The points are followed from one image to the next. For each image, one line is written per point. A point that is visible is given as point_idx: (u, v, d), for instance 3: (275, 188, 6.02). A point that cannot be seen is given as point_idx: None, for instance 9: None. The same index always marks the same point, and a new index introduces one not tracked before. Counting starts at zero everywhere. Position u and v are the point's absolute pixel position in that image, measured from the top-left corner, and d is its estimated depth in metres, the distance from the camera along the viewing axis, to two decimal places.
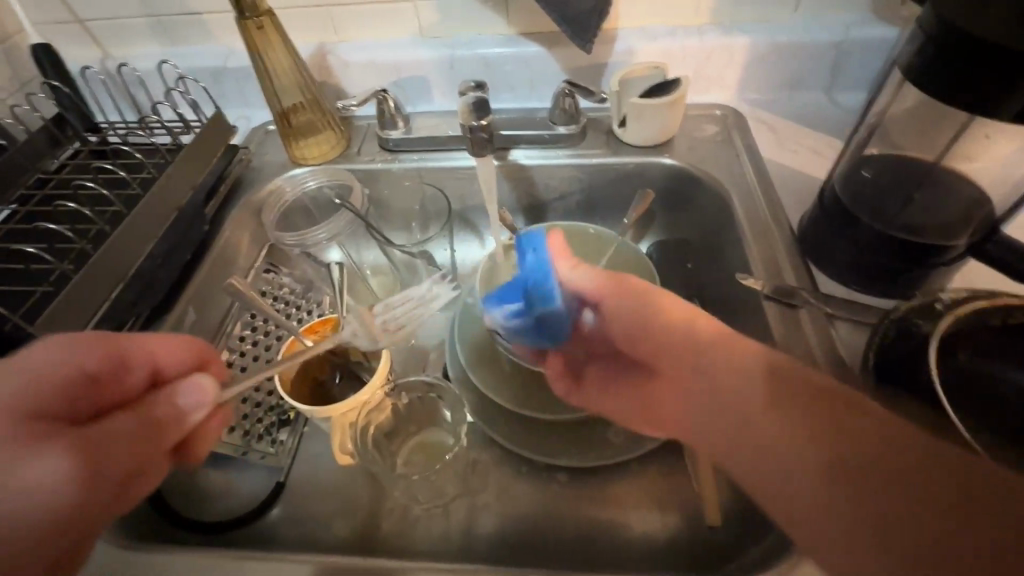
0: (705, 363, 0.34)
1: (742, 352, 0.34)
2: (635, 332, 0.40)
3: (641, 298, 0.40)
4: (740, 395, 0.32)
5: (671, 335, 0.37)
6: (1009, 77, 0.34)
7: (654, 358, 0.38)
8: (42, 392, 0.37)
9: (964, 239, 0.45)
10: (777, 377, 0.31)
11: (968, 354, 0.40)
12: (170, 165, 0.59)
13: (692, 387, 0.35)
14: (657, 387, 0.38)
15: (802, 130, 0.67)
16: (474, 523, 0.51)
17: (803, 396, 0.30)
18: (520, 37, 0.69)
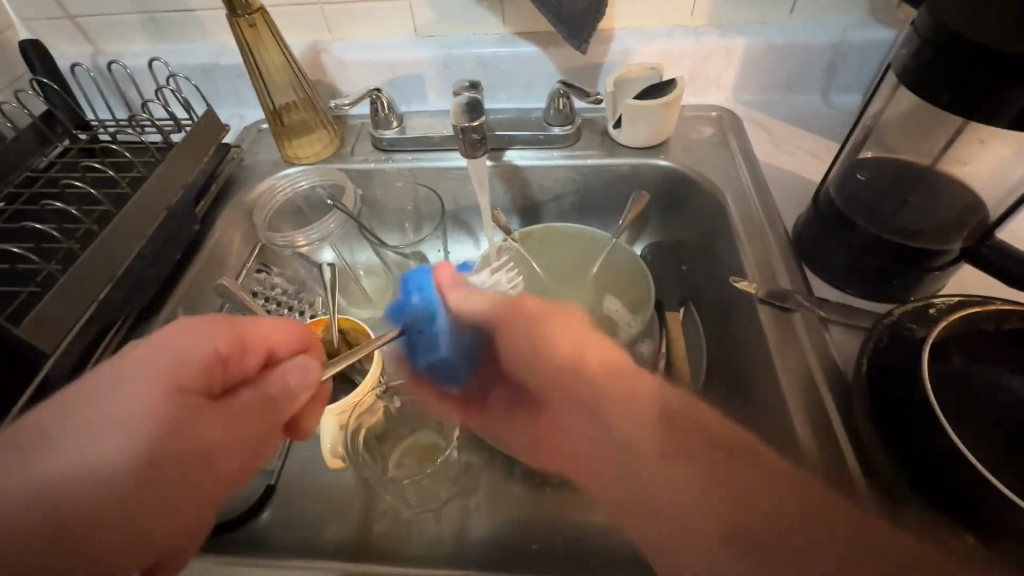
0: (603, 392, 0.38)
1: (635, 378, 0.39)
2: (547, 361, 0.43)
3: (529, 338, 0.44)
4: (637, 436, 0.36)
5: (582, 371, 0.40)
6: (1006, 80, 0.34)
7: (559, 385, 0.42)
8: (186, 366, 0.36)
9: (959, 243, 0.45)
10: (676, 415, 0.36)
11: (964, 358, 0.40)
12: (160, 164, 0.58)
13: (597, 417, 0.39)
14: (557, 415, 0.44)
15: (798, 133, 0.67)
16: (466, 526, 0.50)
17: (691, 431, 0.35)
18: (515, 37, 0.68)
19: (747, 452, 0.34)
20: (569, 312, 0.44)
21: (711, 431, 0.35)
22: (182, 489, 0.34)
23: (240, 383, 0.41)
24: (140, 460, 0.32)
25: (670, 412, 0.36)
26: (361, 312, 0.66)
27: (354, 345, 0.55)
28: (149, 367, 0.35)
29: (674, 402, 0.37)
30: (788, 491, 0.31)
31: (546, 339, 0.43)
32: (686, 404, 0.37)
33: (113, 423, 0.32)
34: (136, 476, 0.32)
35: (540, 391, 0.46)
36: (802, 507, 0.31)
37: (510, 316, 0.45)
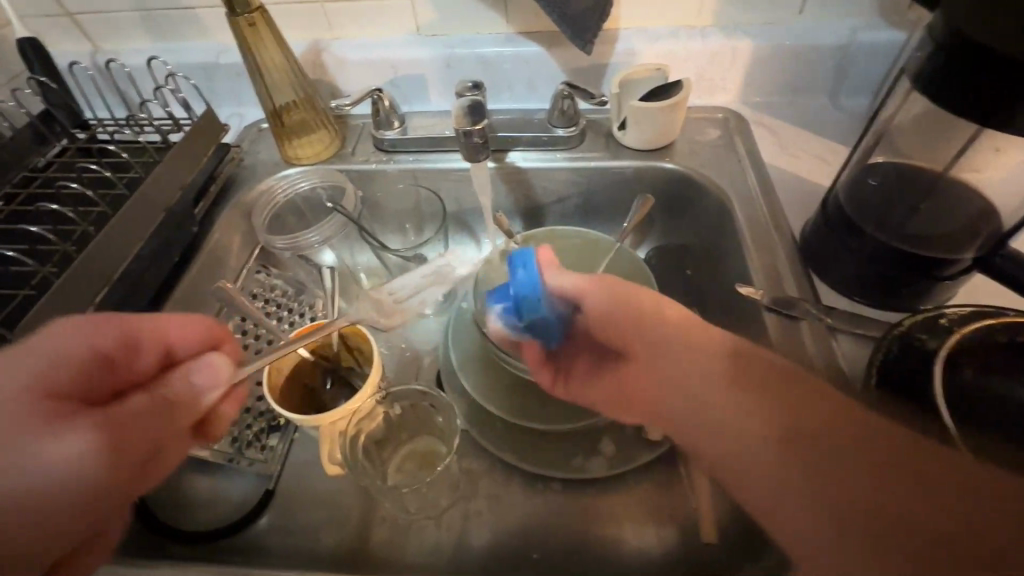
0: (668, 355, 0.37)
1: (708, 338, 0.37)
2: (616, 327, 0.41)
3: (603, 305, 0.41)
4: (709, 395, 0.34)
5: (652, 325, 0.39)
6: (1008, 87, 0.33)
7: (638, 346, 0.39)
8: (54, 375, 0.37)
9: (971, 252, 0.44)
10: (738, 372, 0.34)
11: (977, 370, 0.39)
12: (158, 164, 0.57)
13: (658, 375, 0.37)
14: (639, 379, 0.40)
15: (805, 135, 0.66)
16: (465, 535, 0.50)
17: (759, 386, 0.33)
18: (518, 37, 0.67)
19: (824, 396, 0.32)
20: (618, 281, 0.41)
21: (794, 378, 0.33)
22: (74, 497, 0.33)
23: (131, 385, 0.41)
24: (1, 463, 0.32)
25: (733, 362, 0.35)
26: None
27: (354, 349, 0.54)
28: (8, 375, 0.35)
29: (736, 357, 0.35)
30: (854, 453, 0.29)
31: (625, 300, 0.40)
32: (751, 356, 0.35)
33: None
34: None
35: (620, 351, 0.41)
36: (876, 468, 0.28)
37: (589, 287, 0.41)
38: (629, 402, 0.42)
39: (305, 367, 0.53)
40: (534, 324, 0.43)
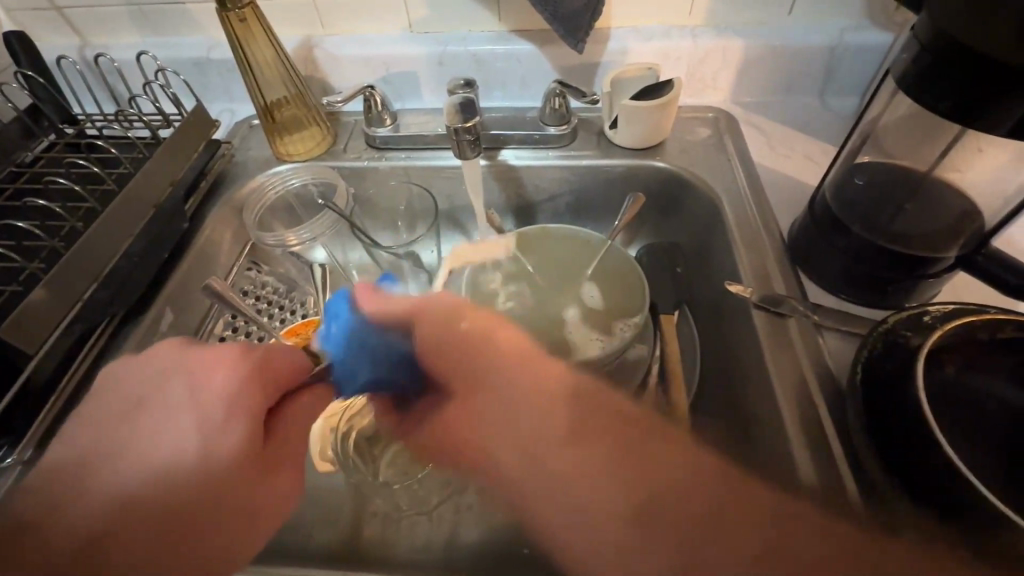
0: (517, 378, 0.43)
1: (549, 367, 0.44)
2: (443, 354, 0.46)
3: (459, 331, 0.45)
4: (549, 419, 0.41)
5: (490, 347, 0.44)
6: (1004, 89, 0.33)
7: (489, 382, 0.44)
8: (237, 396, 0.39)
9: (952, 253, 0.44)
10: (577, 399, 0.42)
11: (958, 367, 0.40)
12: (148, 160, 0.57)
13: (486, 412, 0.43)
14: (457, 407, 0.45)
15: (794, 135, 0.67)
16: (456, 531, 0.50)
17: (591, 413, 0.41)
18: (511, 35, 0.68)
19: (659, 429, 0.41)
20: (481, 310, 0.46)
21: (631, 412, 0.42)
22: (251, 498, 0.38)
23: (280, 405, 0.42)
24: (216, 478, 0.36)
25: (578, 390, 0.43)
26: None
27: None
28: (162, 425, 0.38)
29: (585, 384, 0.43)
30: (687, 472, 0.38)
31: (461, 321, 0.45)
32: (593, 390, 0.43)
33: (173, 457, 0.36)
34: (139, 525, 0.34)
35: (444, 382, 0.47)
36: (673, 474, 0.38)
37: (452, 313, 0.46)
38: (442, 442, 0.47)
39: None
40: (338, 367, 0.47)
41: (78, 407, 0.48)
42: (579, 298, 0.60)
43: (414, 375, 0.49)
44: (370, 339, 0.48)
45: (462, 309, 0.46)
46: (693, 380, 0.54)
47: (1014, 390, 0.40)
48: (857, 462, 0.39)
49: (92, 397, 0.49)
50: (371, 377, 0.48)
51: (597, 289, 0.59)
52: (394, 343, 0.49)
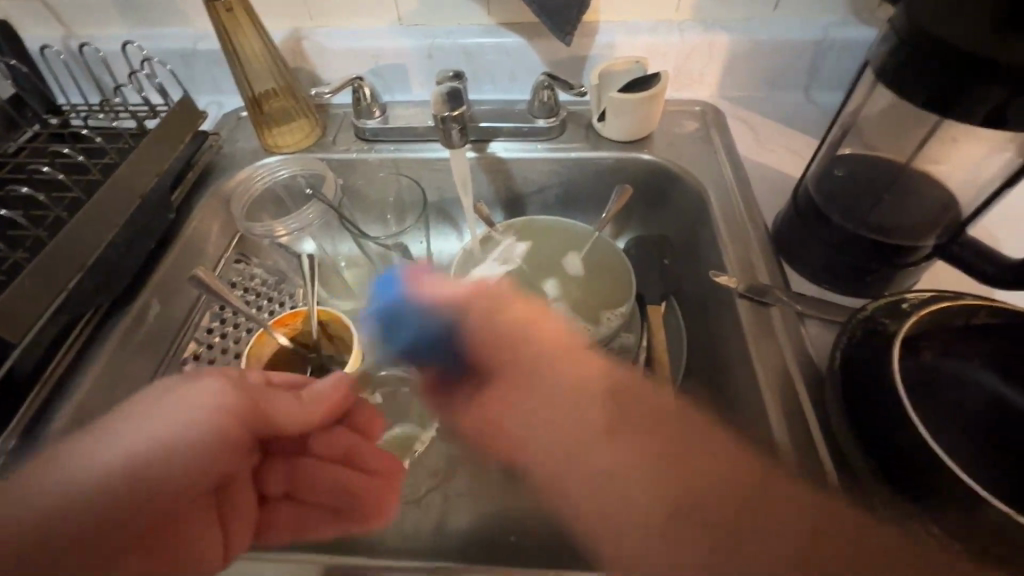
0: (558, 379, 0.47)
1: (584, 366, 0.48)
2: (496, 339, 0.50)
3: (479, 316, 0.52)
4: (584, 421, 0.45)
5: (531, 343, 0.49)
6: (978, 80, 0.34)
7: (512, 372, 0.49)
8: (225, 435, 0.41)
9: (931, 240, 0.45)
10: (616, 396, 0.46)
11: (934, 354, 0.41)
12: (134, 150, 0.56)
13: (523, 404, 0.47)
14: (500, 399, 0.49)
15: (779, 129, 0.68)
16: (444, 521, 0.51)
17: (639, 415, 0.45)
18: (500, 28, 0.68)
19: (705, 430, 0.44)
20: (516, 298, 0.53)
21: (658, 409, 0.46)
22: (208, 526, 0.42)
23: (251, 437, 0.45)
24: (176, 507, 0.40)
25: (611, 393, 0.46)
26: (341, 304, 0.65)
27: (333, 335, 0.55)
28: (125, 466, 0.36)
29: (617, 386, 0.47)
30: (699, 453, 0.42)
31: (509, 313, 0.51)
32: (629, 386, 0.48)
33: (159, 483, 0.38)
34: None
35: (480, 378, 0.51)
36: (701, 468, 0.40)
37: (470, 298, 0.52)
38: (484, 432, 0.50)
39: (284, 354, 0.54)
40: (397, 325, 0.54)
41: (62, 398, 0.48)
42: (566, 272, 0.61)
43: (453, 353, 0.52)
44: (413, 310, 0.54)
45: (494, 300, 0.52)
46: (679, 369, 0.55)
47: (987, 374, 0.41)
48: (837, 447, 0.40)
49: (77, 388, 0.48)
50: (411, 346, 0.53)
51: (586, 278, 0.60)
52: (440, 318, 0.53)
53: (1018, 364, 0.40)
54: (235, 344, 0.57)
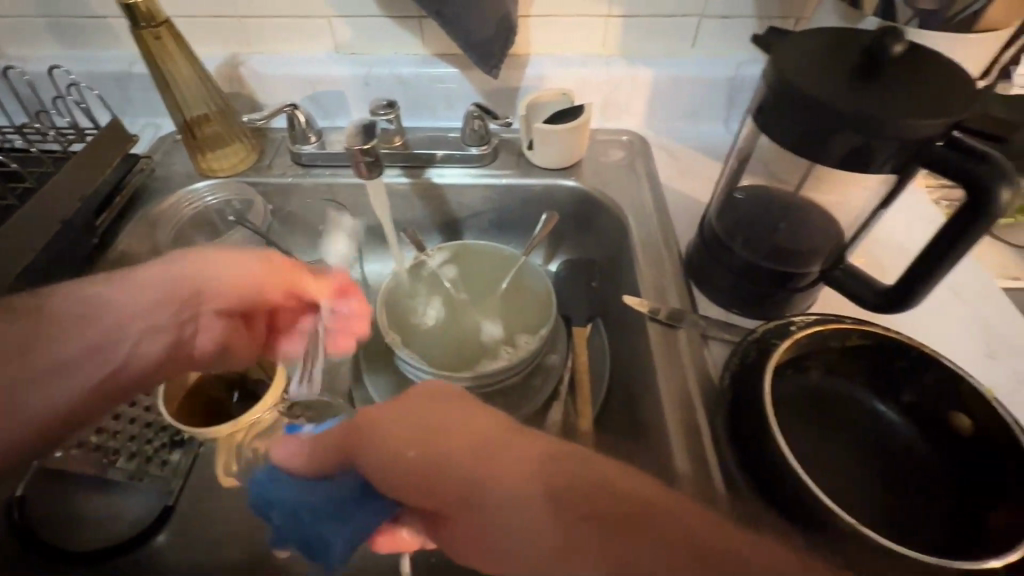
0: (490, 482, 0.30)
1: (519, 458, 0.30)
2: (415, 474, 0.32)
3: (387, 436, 0.33)
4: (533, 530, 0.29)
5: (441, 456, 0.31)
6: (827, 130, 0.37)
7: (448, 499, 0.31)
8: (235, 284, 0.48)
9: (818, 267, 0.49)
10: (558, 496, 0.29)
11: (819, 373, 0.44)
12: (54, 174, 0.56)
13: (483, 536, 0.30)
14: (451, 526, 0.33)
15: (700, 158, 0.72)
16: (371, 544, 0.52)
17: (588, 516, 0.28)
18: (435, 58, 0.70)
19: (673, 499, 0.29)
20: (440, 388, 0.35)
21: (636, 493, 0.29)
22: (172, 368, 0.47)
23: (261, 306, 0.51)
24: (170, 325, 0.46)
25: (555, 488, 0.29)
26: None
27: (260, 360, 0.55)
28: (124, 294, 0.43)
29: (556, 471, 0.29)
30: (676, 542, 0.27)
31: (401, 434, 0.32)
32: (575, 468, 0.30)
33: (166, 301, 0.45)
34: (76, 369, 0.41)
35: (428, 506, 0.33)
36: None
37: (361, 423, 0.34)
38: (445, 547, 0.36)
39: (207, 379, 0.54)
40: (311, 537, 0.38)
41: None
42: (496, 271, 0.63)
43: (385, 505, 0.36)
44: (316, 511, 0.37)
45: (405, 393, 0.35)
46: (600, 389, 0.57)
47: (864, 392, 0.44)
48: None
49: None
50: (347, 544, 0.37)
51: (515, 294, 0.62)
52: (337, 487, 0.37)
53: (888, 382, 0.44)
54: None
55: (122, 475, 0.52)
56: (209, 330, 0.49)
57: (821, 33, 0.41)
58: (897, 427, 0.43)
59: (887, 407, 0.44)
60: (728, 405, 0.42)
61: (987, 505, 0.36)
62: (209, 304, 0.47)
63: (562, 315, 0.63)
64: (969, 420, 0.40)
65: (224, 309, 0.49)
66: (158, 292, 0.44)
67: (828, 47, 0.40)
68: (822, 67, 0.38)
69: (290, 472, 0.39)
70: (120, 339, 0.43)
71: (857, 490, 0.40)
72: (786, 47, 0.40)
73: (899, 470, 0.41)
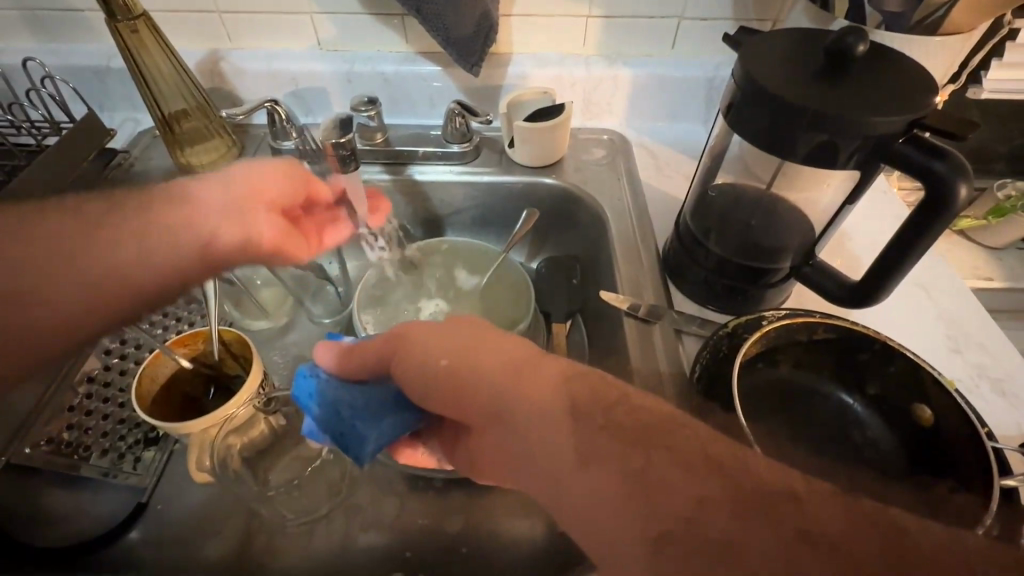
0: (516, 400, 0.31)
1: (543, 375, 0.31)
2: (441, 393, 0.34)
3: (423, 349, 0.34)
4: (553, 441, 0.29)
5: (473, 379, 0.32)
6: (788, 127, 0.38)
7: (477, 417, 0.32)
8: (271, 185, 0.46)
9: (788, 263, 0.50)
10: (583, 411, 0.29)
11: (789, 366, 0.45)
12: (27, 168, 0.55)
13: (509, 447, 0.31)
14: (479, 439, 0.34)
15: (680, 157, 0.73)
16: (351, 537, 0.52)
17: (604, 428, 0.28)
18: (417, 56, 0.70)
19: (683, 428, 0.29)
20: (479, 324, 0.35)
21: (645, 415, 0.29)
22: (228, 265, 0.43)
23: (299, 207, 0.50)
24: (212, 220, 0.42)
25: (579, 406, 0.29)
26: (258, 324, 0.65)
27: (236, 355, 0.54)
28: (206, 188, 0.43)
29: (580, 389, 0.30)
30: (667, 453, 0.27)
31: (432, 354, 0.34)
32: (595, 387, 0.30)
33: (209, 198, 0.43)
34: (169, 248, 0.40)
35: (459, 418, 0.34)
36: (677, 483, 0.26)
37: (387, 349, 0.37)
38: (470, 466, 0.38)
39: (182, 375, 0.53)
40: (348, 432, 0.38)
41: None
42: (474, 266, 0.64)
43: (421, 413, 0.39)
44: (348, 410, 0.38)
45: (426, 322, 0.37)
46: None
47: (832, 384, 0.45)
48: None
49: None
50: (379, 442, 0.37)
51: (497, 292, 0.63)
52: (377, 392, 0.38)
53: (855, 374, 0.44)
54: (136, 365, 0.57)
55: (96, 472, 0.51)
56: (271, 227, 0.45)
57: (787, 36, 0.42)
58: (863, 419, 0.44)
59: (853, 400, 0.44)
60: (698, 396, 0.42)
61: (944, 493, 0.37)
62: (268, 200, 0.46)
63: (542, 311, 0.64)
64: (929, 411, 0.41)
65: (277, 207, 0.46)
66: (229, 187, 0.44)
67: (794, 46, 0.41)
68: (783, 70, 0.39)
69: (339, 373, 0.40)
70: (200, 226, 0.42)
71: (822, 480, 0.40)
72: (753, 45, 0.41)
73: (864, 460, 0.42)
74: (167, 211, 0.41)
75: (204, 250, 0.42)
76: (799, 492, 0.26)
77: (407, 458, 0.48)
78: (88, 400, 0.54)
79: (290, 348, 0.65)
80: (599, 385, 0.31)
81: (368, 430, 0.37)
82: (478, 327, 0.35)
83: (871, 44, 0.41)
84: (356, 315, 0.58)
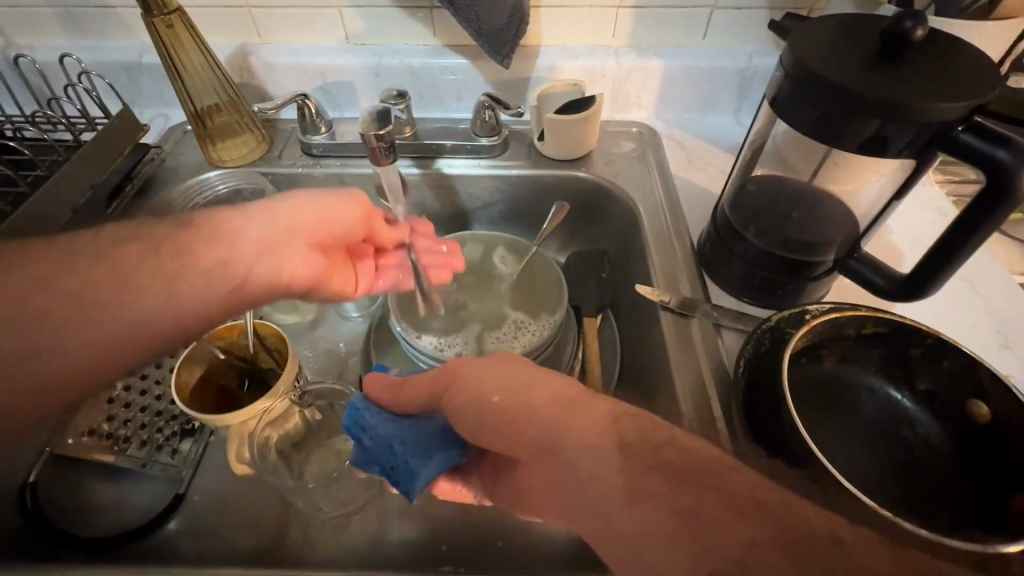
0: (577, 438, 0.31)
1: (594, 413, 0.32)
2: (497, 432, 0.35)
3: (482, 382, 0.37)
4: (605, 476, 0.29)
5: (536, 413, 0.33)
6: (844, 115, 0.37)
7: (532, 440, 0.33)
8: (328, 227, 0.47)
9: (830, 256, 0.49)
10: (636, 448, 0.30)
11: (835, 361, 0.44)
12: (65, 163, 0.56)
13: (560, 483, 0.31)
14: (528, 474, 0.34)
15: (710, 150, 0.72)
16: (384, 530, 0.52)
17: (655, 467, 0.28)
18: (445, 49, 0.70)
19: (732, 472, 0.28)
20: (533, 364, 0.37)
21: (713, 455, 0.29)
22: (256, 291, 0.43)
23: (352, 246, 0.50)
24: (263, 256, 0.42)
25: (629, 445, 0.30)
26: (287, 318, 0.65)
27: (269, 348, 0.55)
28: (236, 230, 0.41)
29: (628, 427, 0.31)
30: (720, 495, 0.27)
31: (488, 389, 0.36)
32: (645, 428, 0.31)
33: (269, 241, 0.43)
34: (208, 285, 0.39)
35: (513, 449, 0.35)
36: (736, 519, 0.26)
37: (446, 390, 0.39)
38: (515, 498, 0.37)
39: (218, 367, 0.54)
40: (399, 467, 0.40)
41: None
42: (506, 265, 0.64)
43: (465, 448, 0.41)
44: (400, 444, 0.41)
45: (495, 357, 0.39)
46: (611, 379, 0.57)
47: (880, 381, 0.44)
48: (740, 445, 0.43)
49: None
50: (429, 475, 0.39)
51: (528, 289, 0.62)
52: (424, 426, 0.41)
53: (904, 370, 0.44)
54: (170, 358, 0.58)
55: (134, 463, 0.52)
56: (307, 270, 0.46)
57: (841, 21, 0.41)
58: (914, 414, 0.43)
59: (903, 395, 0.44)
60: (743, 390, 0.42)
61: (1005, 492, 0.36)
62: (304, 236, 0.45)
63: (573, 305, 0.63)
64: (987, 408, 0.40)
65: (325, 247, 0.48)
66: (258, 230, 0.42)
67: (847, 32, 0.40)
68: (834, 57, 0.38)
69: (388, 406, 0.43)
70: (238, 265, 0.41)
71: (871, 477, 0.40)
72: (803, 30, 0.40)
73: (913, 458, 0.41)
74: (224, 250, 0.40)
75: (237, 292, 0.41)
76: (856, 538, 0.25)
77: (446, 495, 0.45)
78: (127, 393, 0.55)
79: (319, 342, 0.65)
80: (651, 419, 0.32)
81: (419, 471, 0.39)
82: (531, 365, 0.37)
83: (927, 30, 0.39)
84: (390, 309, 0.58)
